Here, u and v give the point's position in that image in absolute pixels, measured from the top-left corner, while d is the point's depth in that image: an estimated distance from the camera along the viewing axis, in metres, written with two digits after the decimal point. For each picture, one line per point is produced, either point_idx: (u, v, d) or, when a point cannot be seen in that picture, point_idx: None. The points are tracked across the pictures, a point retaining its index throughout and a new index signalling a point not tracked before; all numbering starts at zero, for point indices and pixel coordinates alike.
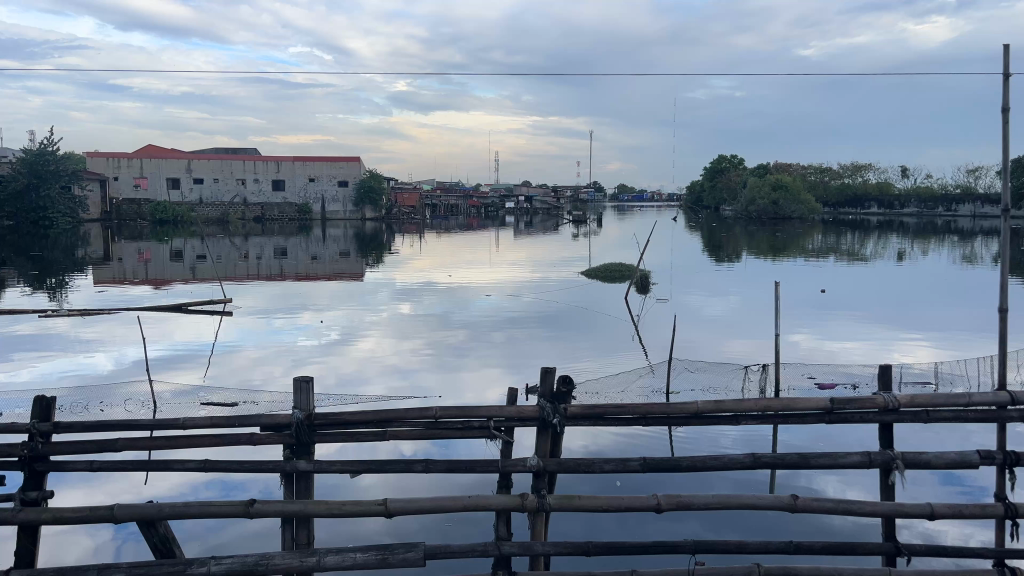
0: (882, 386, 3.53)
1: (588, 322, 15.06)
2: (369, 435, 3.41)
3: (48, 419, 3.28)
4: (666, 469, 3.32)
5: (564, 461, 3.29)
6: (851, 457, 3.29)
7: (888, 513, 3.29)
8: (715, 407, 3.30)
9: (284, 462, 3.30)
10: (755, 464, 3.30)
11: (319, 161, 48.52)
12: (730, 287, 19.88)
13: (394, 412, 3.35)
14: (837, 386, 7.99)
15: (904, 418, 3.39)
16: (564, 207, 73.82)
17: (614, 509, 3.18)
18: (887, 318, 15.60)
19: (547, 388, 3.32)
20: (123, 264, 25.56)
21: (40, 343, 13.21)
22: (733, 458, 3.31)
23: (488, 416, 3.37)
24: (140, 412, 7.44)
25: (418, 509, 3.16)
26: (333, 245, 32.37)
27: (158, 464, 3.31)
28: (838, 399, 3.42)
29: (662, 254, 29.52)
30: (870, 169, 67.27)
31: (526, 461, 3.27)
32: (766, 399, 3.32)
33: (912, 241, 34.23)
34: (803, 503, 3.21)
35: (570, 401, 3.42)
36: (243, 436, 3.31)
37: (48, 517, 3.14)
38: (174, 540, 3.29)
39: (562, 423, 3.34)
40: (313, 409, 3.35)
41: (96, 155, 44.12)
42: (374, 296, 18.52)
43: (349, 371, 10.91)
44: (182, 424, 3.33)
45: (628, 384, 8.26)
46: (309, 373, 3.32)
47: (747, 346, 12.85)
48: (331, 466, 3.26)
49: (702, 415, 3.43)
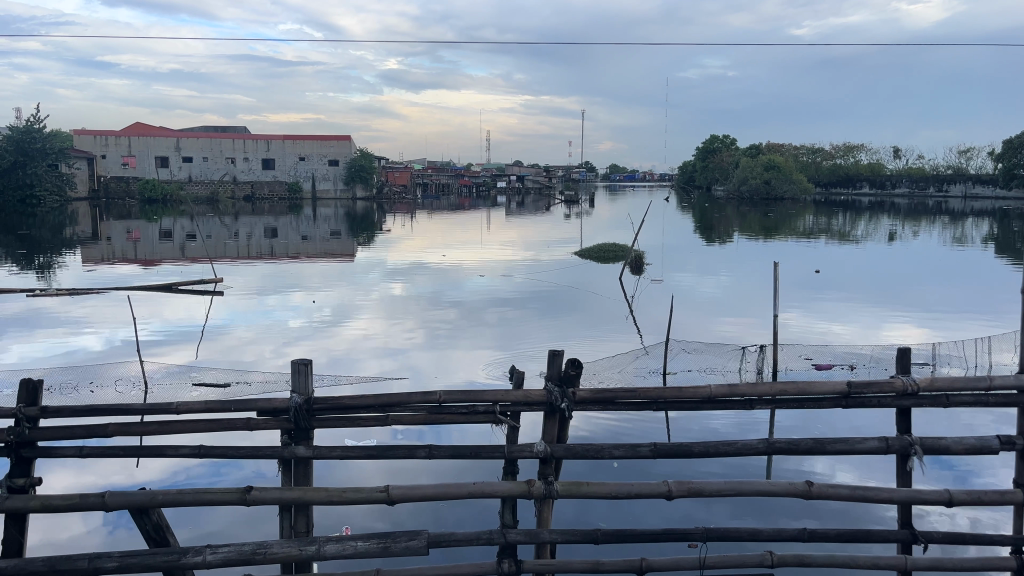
0: (901, 368, 3.45)
1: (582, 303, 15.02)
2: (370, 420, 3.34)
3: (36, 403, 3.21)
4: (678, 457, 3.26)
5: (572, 446, 3.23)
6: (868, 444, 3.24)
7: (904, 500, 3.23)
8: (728, 391, 3.22)
9: (282, 447, 3.24)
10: (769, 451, 3.25)
11: (308, 140, 47.56)
12: (724, 267, 19.91)
13: (395, 397, 3.28)
14: (834, 367, 8.03)
15: (923, 402, 3.33)
16: (556, 186, 73.63)
17: (625, 496, 3.13)
18: (879, 298, 15.64)
19: (556, 370, 3.24)
20: (113, 242, 25.42)
21: (27, 322, 13.07)
22: (746, 443, 3.24)
23: (493, 400, 3.30)
24: (130, 394, 7.33)
25: (422, 497, 3.10)
26: (325, 224, 32.25)
27: (149, 450, 3.22)
28: (856, 384, 3.36)
29: (655, 234, 29.50)
30: (863, 149, 67.31)
31: (533, 447, 3.22)
32: (784, 383, 3.27)
33: (903, 221, 34.37)
34: (818, 490, 3.15)
35: (578, 385, 3.33)
36: (239, 421, 3.24)
37: (34, 505, 3.07)
38: (168, 529, 3.21)
39: (571, 408, 3.26)
40: (311, 393, 3.28)
41: (83, 133, 43.95)
42: (366, 275, 18.44)
43: (342, 351, 10.87)
44: (176, 408, 3.24)
45: (624, 365, 8.25)
46: (307, 355, 3.23)
47: (740, 327, 12.85)
48: (330, 452, 3.19)
49: (715, 399, 3.35)
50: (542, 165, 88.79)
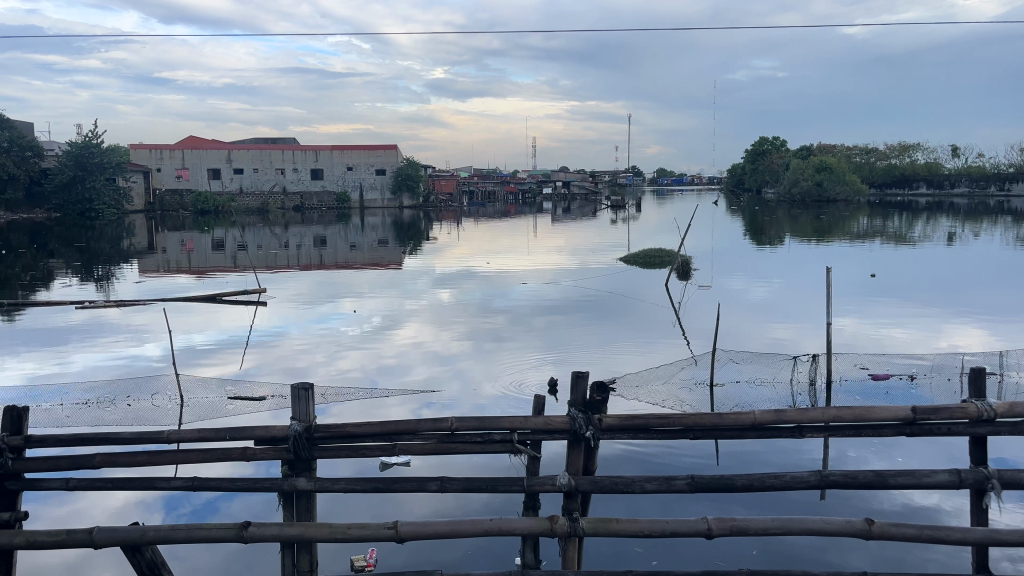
0: (975, 390, 3.20)
1: (629, 309, 14.76)
2: (378, 451, 3.26)
3: (19, 433, 3.28)
4: (717, 490, 3.12)
5: (597, 480, 3.13)
6: (937, 477, 3.06)
7: (980, 540, 3.02)
8: (773, 419, 3.06)
9: (283, 480, 3.24)
10: (822, 483, 3.10)
11: (356, 150, 48.07)
12: (775, 272, 19.43)
13: (405, 425, 3.23)
14: (891, 378, 7.66)
15: (1001, 429, 3.09)
16: (603, 192, 73.15)
17: (660, 534, 3.03)
18: (939, 302, 15.08)
19: (579, 397, 3.14)
20: (169, 254, 25.94)
21: (83, 332, 13.32)
22: (794, 476, 3.10)
23: (511, 428, 3.22)
24: (168, 406, 7.35)
25: (432, 535, 3.05)
26: (373, 233, 32.49)
27: (139, 483, 3.27)
28: (923, 408, 3.15)
29: (705, 239, 28.98)
30: (920, 148, 65.27)
31: (556, 481, 3.13)
32: (835, 408, 3.08)
33: (963, 222, 33.30)
34: (879, 529, 2.99)
35: (603, 411, 3.22)
36: (235, 451, 3.24)
37: (21, 541, 3.13)
38: (162, 564, 3.25)
39: (596, 437, 3.15)
40: (313, 421, 3.27)
41: (139, 147, 45.39)
42: (413, 283, 18.41)
43: (388, 359, 10.83)
44: (166, 438, 3.25)
45: (669, 376, 7.98)
46: (308, 381, 3.22)
47: (792, 332, 12.47)
48: (333, 485, 3.17)
49: (759, 427, 3.18)
50: (588, 172, 88.26)
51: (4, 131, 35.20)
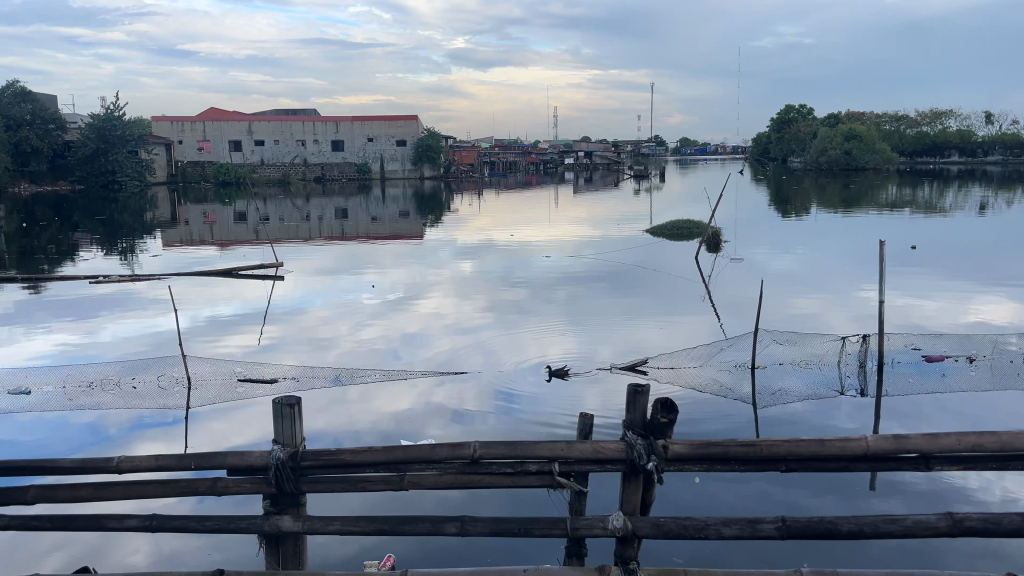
0: None
1: (655, 281, 14.38)
2: (386, 483, 3.04)
3: None
4: (816, 535, 2.92)
5: (661, 521, 2.97)
6: None
7: None
8: (892, 447, 2.84)
9: (263, 519, 3.05)
10: (953, 530, 2.88)
11: (376, 120, 47.52)
12: (803, 243, 18.93)
13: (420, 450, 3.01)
14: (946, 359, 7.24)
15: None
16: (625, 163, 72.14)
17: None
18: (975, 273, 14.54)
19: (639, 417, 2.87)
20: (191, 226, 25.84)
21: (105, 304, 13.16)
22: (918, 520, 2.89)
23: (548, 457, 2.98)
24: (174, 388, 7.06)
25: None
26: (393, 204, 32.14)
27: (88, 520, 3.10)
28: None
29: (731, 209, 28.35)
30: (952, 116, 63.35)
31: (608, 524, 2.96)
32: (975, 436, 2.84)
33: (996, 190, 32.26)
34: None
35: (665, 433, 2.95)
36: (205, 483, 3.05)
37: None
38: None
39: (658, 469, 2.91)
40: (299, 442, 3.04)
41: (162, 119, 45.39)
42: (435, 255, 18.07)
43: (412, 329, 10.62)
44: (116, 466, 3.04)
45: (706, 357, 7.62)
46: (292, 398, 2.97)
47: (821, 304, 12.06)
48: (325, 526, 3.01)
49: (871, 458, 2.93)
50: (610, 141, 87.03)
51: (27, 103, 35.02)
